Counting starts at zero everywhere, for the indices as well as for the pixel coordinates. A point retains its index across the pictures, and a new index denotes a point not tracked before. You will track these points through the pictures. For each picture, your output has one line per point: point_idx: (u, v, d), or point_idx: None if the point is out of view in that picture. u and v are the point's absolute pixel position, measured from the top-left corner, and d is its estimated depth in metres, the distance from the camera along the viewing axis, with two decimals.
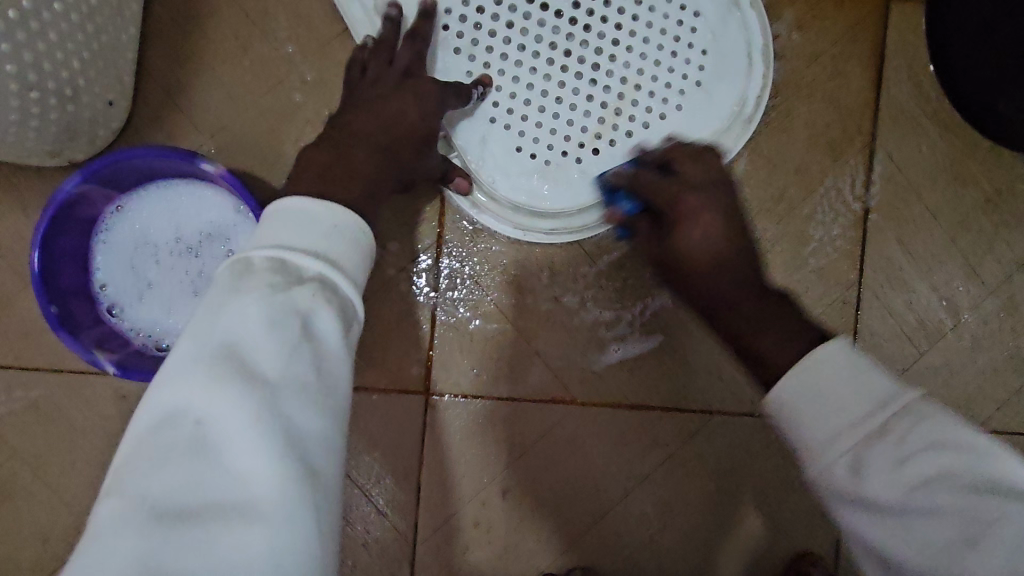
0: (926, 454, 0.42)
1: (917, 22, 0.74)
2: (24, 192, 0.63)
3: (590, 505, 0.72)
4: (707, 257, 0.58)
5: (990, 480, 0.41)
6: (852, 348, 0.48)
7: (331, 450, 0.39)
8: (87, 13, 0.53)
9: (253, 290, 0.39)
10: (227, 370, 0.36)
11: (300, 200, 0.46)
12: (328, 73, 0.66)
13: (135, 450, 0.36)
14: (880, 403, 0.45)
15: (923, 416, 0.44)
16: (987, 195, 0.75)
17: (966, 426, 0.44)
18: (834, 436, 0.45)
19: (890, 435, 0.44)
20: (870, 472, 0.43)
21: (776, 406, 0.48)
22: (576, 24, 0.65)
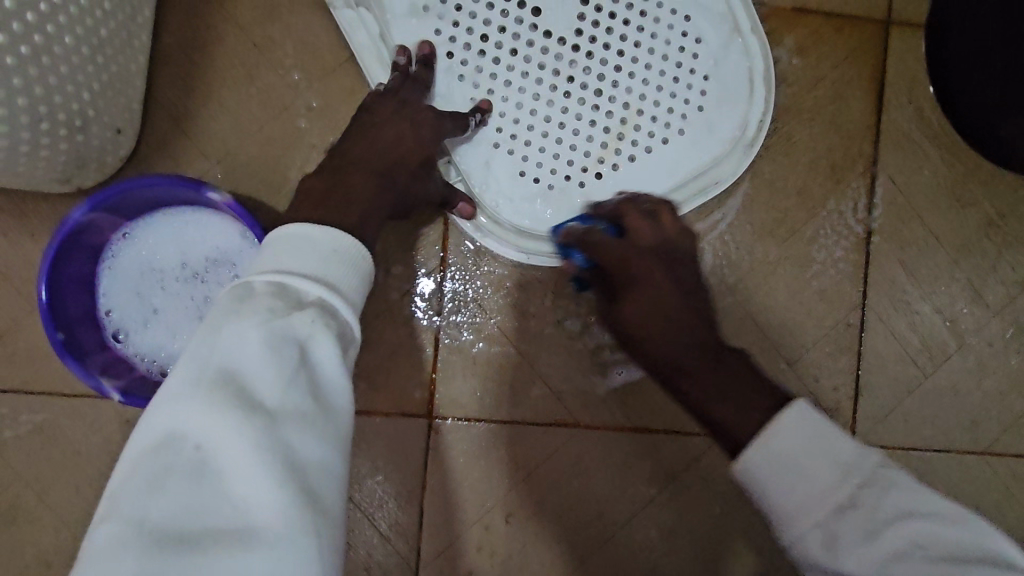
0: (897, 527, 0.42)
1: (916, 47, 0.75)
2: (34, 218, 0.64)
3: (593, 529, 0.71)
4: (658, 320, 0.59)
5: (967, 551, 0.41)
6: (812, 411, 0.48)
7: (331, 478, 0.38)
8: (97, 46, 0.54)
9: (250, 313, 0.37)
10: (225, 395, 0.35)
11: (302, 223, 0.45)
12: (333, 100, 0.67)
13: (130, 476, 0.34)
14: (850, 471, 0.45)
15: (894, 484, 0.44)
16: (990, 217, 0.75)
17: (935, 495, 0.44)
18: (807, 507, 0.45)
19: (861, 506, 0.43)
20: (845, 544, 0.43)
21: (747, 475, 0.48)
22: (579, 50, 0.66)
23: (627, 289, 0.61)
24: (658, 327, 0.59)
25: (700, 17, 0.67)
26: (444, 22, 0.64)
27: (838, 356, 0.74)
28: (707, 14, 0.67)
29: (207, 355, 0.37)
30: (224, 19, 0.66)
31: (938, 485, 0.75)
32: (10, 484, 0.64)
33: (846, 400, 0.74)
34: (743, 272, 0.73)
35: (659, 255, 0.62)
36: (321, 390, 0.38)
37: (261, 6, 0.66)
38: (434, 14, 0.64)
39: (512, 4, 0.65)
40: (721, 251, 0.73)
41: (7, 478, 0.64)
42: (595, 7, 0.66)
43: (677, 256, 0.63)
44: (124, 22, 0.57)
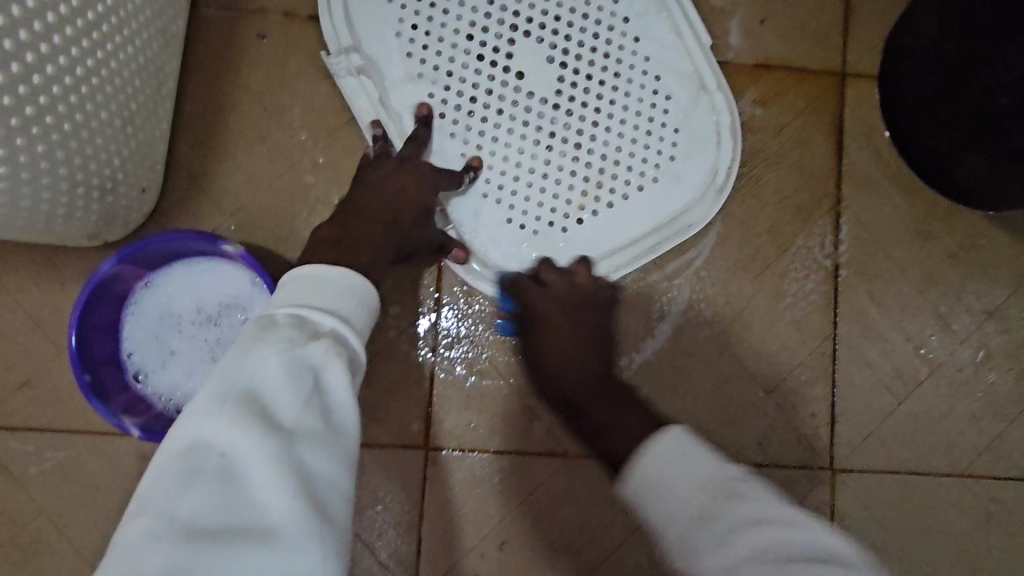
0: (747, 533, 0.46)
1: (870, 97, 0.81)
2: (64, 269, 0.70)
3: (585, 556, 0.74)
4: (561, 359, 0.67)
5: (802, 547, 0.45)
6: (683, 431, 0.54)
7: (338, 491, 0.42)
8: (127, 118, 0.61)
9: (275, 341, 0.43)
10: (248, 411, 0.40)
11: (318, 265, 0.51)
12: (336, 157, 0.74)
13: (161, 476, 0.39)
14: (710, 485, 0.50)
15: (746, 493, 0.49)
16: (952, 250, 0.80)
17: (776, 500, 0.48)
18: (673, 522, 0.50)
19: (714, 517, 0.48)
20: (704, 551, 0.47)
21: (626, 495, 0.54)
22: (559, 108, 0.72)
23: (534, 335, 0.69)
24: (558, 363, 0.67)
25: (670, 78, 0.74)
26: (436, 86, 0.71)
27: (814, 383, 0.78)
28: (676, 73, 0.74)
29: (232, 375, 0.42)
30: (238, 88, 0.73)
31: (915, 506, 0.78)
32: (32, 518, 0.68)
33: (825, 426, 0.78)
34: (719, 305, 0.78)
35: (571, 312, 0.69)
36: (332, 411, 0.43)
37: (272, 76, 0.74)
38: (427, 79, 0.71)
39: (498, 69, 0.72)
40: (697, 287, 0.78)
41: (29, 513, 0.68)
42: (573, 69, 0.73)
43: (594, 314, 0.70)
44: (151, 96, 0.64)
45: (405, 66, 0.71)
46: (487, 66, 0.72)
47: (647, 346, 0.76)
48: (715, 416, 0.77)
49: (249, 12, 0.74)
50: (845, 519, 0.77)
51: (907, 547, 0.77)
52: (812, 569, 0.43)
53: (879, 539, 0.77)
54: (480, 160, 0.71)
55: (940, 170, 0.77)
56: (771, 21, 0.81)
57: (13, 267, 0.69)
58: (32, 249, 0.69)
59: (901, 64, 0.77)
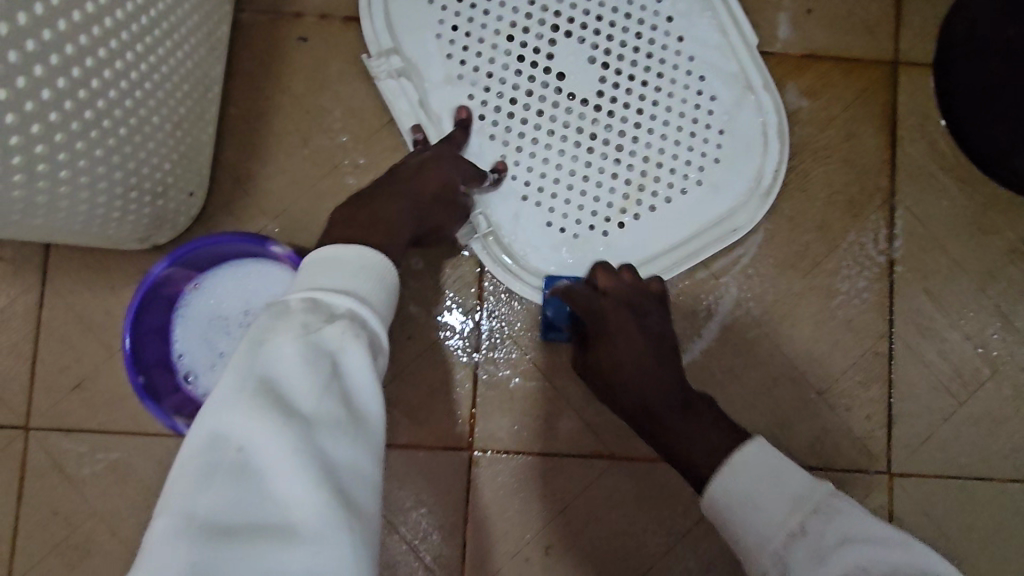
0: (847, 547, 0.46)
1: (924, 85, 0.78)
2: (114, 274, 0.71)
3: (631, 561, 0.73)
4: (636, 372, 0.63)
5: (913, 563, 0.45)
6: (772, 452, 0.55)
7: (365, 481, 0.40)
8: (176, 122, 0.62)
9: (289, 327, 0.40)
10: (264, 402, 0.37)
11: (333, 246, 0.48)
12: (377, 158, 0.73)
13: (181, 472, 0.36)
14: (801, 503, 0.51)
15: (842, 511, 0.50)
16: (1013, 244, 0.77)
17: (868, 519, 0.49)
18: (766, 537, 0.50)
19: (809, 534, 0.49)
20: (801, 561, 0.47)
21: (712, 507, 0.55)
22: (601, 109, 0.71)
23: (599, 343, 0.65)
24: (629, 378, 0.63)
25: (714, 78, 0.72)
26: (476, 88, 0.70)
27: (868, 384, 0.75)
28: (721, 74, 0.72)
29: (247, 363, 0.39)
30: (280, 91, 0.74)
31: (979, 513, 0.74)
32: (85, 518, 0.69)
33: (880, 429, 0.75)
34: (768, 304, 0.75)
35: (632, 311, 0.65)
36: (353, 398, 0.40)
37: (313, 78, 0.74)
38: (467, 81, 0.70)
39: (539, 70, 0.71)
40: (745, 285, 0.76)
41: (83, 513, 0.69)
42: (615, 70, 0.71)
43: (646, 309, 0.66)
44: (199, 100, 0.65)
45: (445, 68, 0.70)
46: (528, 67, 0.71)
47: (693, 346, 0.75)
48: (765, 419, 0.74)
49: (290, 16, 0.74)
50: (903, 526, 0.74)
51: (969, 555, 0.74)
52: None
53: (941, 547, 0.74)
54: (504, 164, 0.70)
55: (1009, 162, 0.72)
56: (818, 11, 0.78)
57: (67, 271, 0.70)
58: (84, 253, 0.70)
59: (959, 51, 0.73)
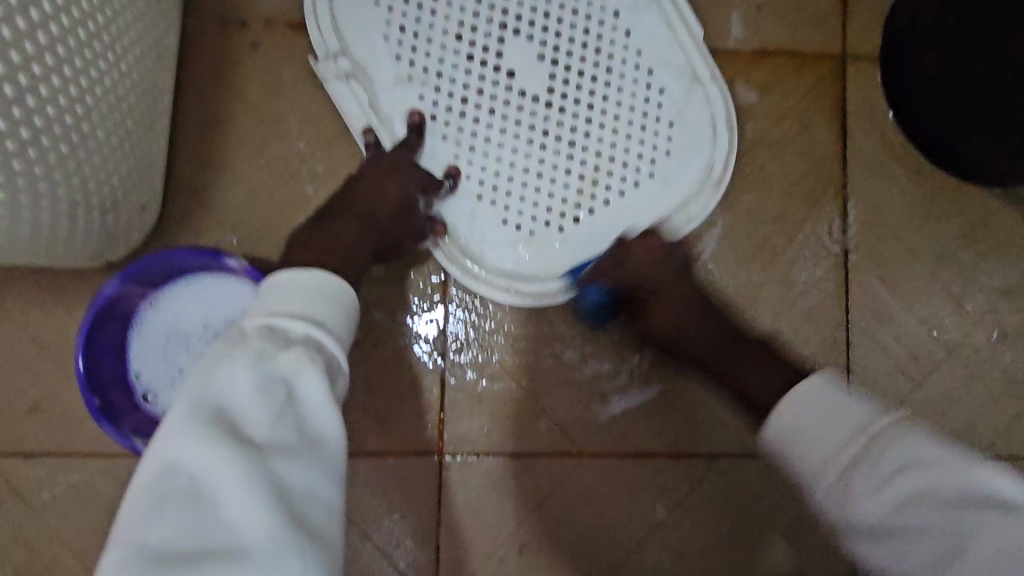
0: (903, 475, 0.47)
1: (873, 77, 0.80)
2: (69, 292, 0.69)
3: (606, 556, 0.73)
4: (709, 328, 0.69)
5: (967, 484, 0.46)
6: (833, 384, 0.54)
7: (323, 505, 0.39)
8: (124, 136, 0.60)
9: (243, 354, 0.40)
10: (216, 429, 0.37)
11: (290, 271, 0.48)
12: (335, 165, 0.73)
13: (132, 503, 0.35)
14: (858, 434, 0.50)
15: (908, 434, 0.49)
16: (961, 229, 0.79)
17: (932, 443, 0.48)
18: (822, 467, 0.51)
19: (868, 462, 0.49)
20: (860, 492, 0.49)
21: (774, 438, 0.55)
22: (551, 106, 0.72)
23: (646, 307, 0.70)
24: (681, 329, 0.69)
25: (663, 71, 0.73)
26: (426, 88, 0.70)
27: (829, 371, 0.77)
28: (670, 68, 0.73)
29: (200, 390, 0.38)
30: (234, 100, 0.73)
31: None
32: (47, 544, 0.67)
33: None
34: (730, 297, 0.77)
35: (682, 276, 0.70)
36: (308, 423, 0.40)
37: (267, 87, 0.73)
38: (417, 82, 0.70)
39: (488, 68, 0.71)
40: (706, 279, 0.77)
41: (45, 538, 0.67)
42: (564, 66, 0.72)
43: (684, 271, 0.70)
44: (147, 112, 0.64)
45: (394, 69, 0.70)
46: (477, 66, 0.71)
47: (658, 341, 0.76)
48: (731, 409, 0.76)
49: (241, 23, 0.73)
50: None
51: None
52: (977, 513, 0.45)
53: None
54: (457, 168, 0.70)
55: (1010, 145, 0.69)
56: (769, 8, 0.80)
57: (19, 292, 0.69)
58: (36, 273, 0.69)
59: (917, 49, 0.73)
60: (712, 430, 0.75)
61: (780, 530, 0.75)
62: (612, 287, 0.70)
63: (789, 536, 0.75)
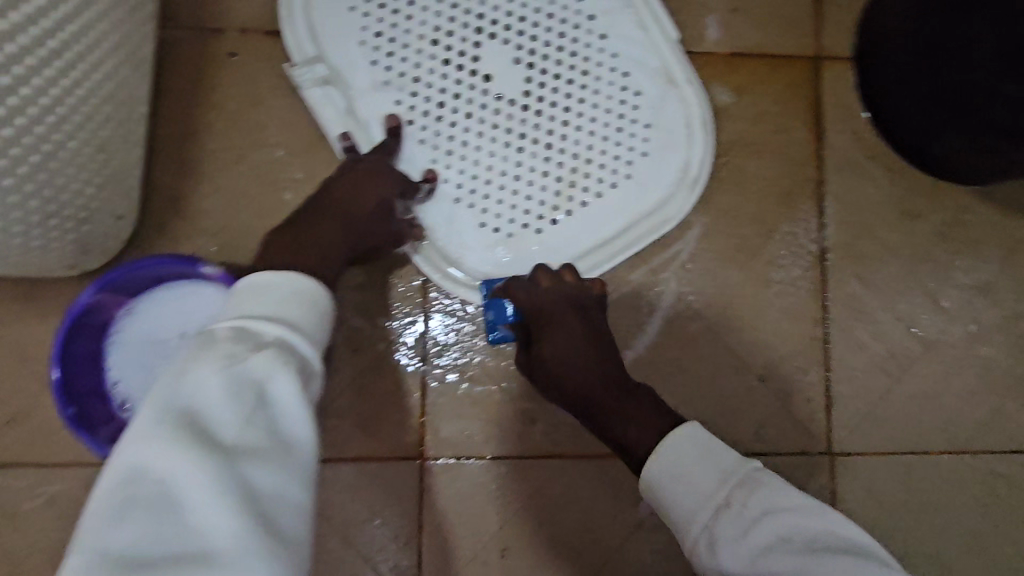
0: (764, 520, 0.50)
1: (848, 78, 0.81)
2: (47, 301, 0.69)
3: (588, 557, 0.74)
4: (574, 364, 0.65)
5: (821, 531, 0.50)
6: (701, 433, 0.58)
7: (292, 508, 0.39)
8: (99, 145, 0.61)
9: (212, 357, 0.40)
10: (184, 433, 0.37)
11: (264, 272, 0.48)
12: (313, 171, 0.73)
13: (98, 507, 0.35)
14: (725, 479, 0.54)
15: (762, 482, 0.53)
16: (937, 227, 0.80)
17: (789, 491, 0.53)
18: (694, 511, 0.53)
19: (735, 508, 0.52)
20: (727, 537, 0.51)
21: (649, 484, 0.57)
22: (528, 109, 0.72)
23: (542, 336, 0.66)
24: (569, 365, 0.65)
25: (639, 73, 0.74)
26: (404, 93, 0.71)
27: (808, 369, 0.78)
28: (646, 69, 0.74)
29: (170, 395, 0.38)
30: (212, 108, 0.73)
31: (918, 487, 0.77)
32: (26, 554, 0.67)
33: (821, 412, 0.77)
34: (708, 297, 0.77)
35: (576, 310, 0.67)
36: (279, 426, 0.40)
37: (245, 94, 0.73)
38: (394, 87, 0.71)
39: (464, 73, 0.71)
40: (685, 280, 0.77)
41: (24, 548, 0.67)
42: (541, 69, 0.72)
43: (589, 312, 0.68)
44: (123, 121, 0.64)
45: (371, 74, 0.70)
46: (454, 70, 0.71)
47: (638, 342, 0.76)
48: (711, 409, 0.76)
49: (219, 32, 0.74)
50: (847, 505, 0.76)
51: (912, 527, 0.77)
52: (833, 557, 0.48)
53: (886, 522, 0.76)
54: (435, 172, 0.71)
55: (989, 144, 0.69)
56: (744, 10, 0.81)
57: None
58: (14, 283, 0.69)
59: (893, 52, 0.74)
60: None
61: None
62: (520, 309, 0.68)
63: None
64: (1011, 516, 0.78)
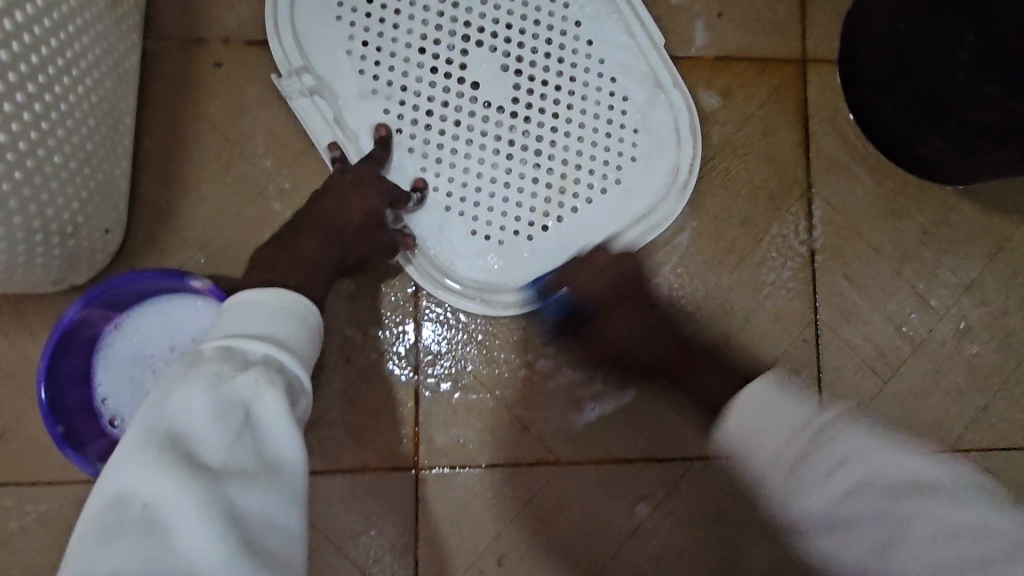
0: (846, 468, 0.46)
1: (833, 81, 0.82)
2: (32, 318, 0.68)
3: (584, 563, 0.74)
4: (633, 339, 0.70)
5: (908, 476, 0.45)
6: (774, 381, 0.54)
7: (278, 530, 0.38)
8: (83, 159, 0.60)
9: (199, 376, 0.39)
10: (170, 455, 0.36)
11: (252, 289, 0.49)
12: (302, 181, 0.73)
13: (82, 533, 0.35)
14: (802, 426, 0.49)
15: (839, 428, 0.48)
16: (923, 227, 0.81)
17: (871, 436, 0.47)
18: (772, 462, 0.49)
19: (814, 457, 0.47)
20: (810, 488, 0.46)
21: (727, 437, 0.53)
22: (517, 116, 0.72)
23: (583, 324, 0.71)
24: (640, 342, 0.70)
25: (626, 79, 0.74)
26: (391, 102, 0.70)
27: (799, 370, 0.78)
28: (633, 74, 0.74)
29: (154, 416, 0.38)
30: (198, 118, 0.72)
31: None
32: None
33: None
34: (700, 300, 0.78)
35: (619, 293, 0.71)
36: (266, 446, 0.39)
37: (231, 105, 0.73)
38: (381, 96, 0.70)
39: (452, 80, 0.71)
40: (676, 283, 0.78)
41: (13, 569, 0.66)
42: (529, 76, 0.72)
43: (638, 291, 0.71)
44: (108, 135, 0.63)
45: (358, 84, 0.70)
46: (442, 78, 0.71)
47: None
48: None
49: (203, 42, 0.73)
50: None
51: None
52: (924, 496, 0.43)
53: None
54: (424, 181, 0.71)
55: (973, 145, 0.70)
56: (729, 15, 0.81)
57: None
58: None
59: (876, 54, 0.74)
60: (687, 433, 0.76)
61: (757, 530, 0.76)
62: (569, 299, 0.71)
63: (765, 536, 0.76)
64: None
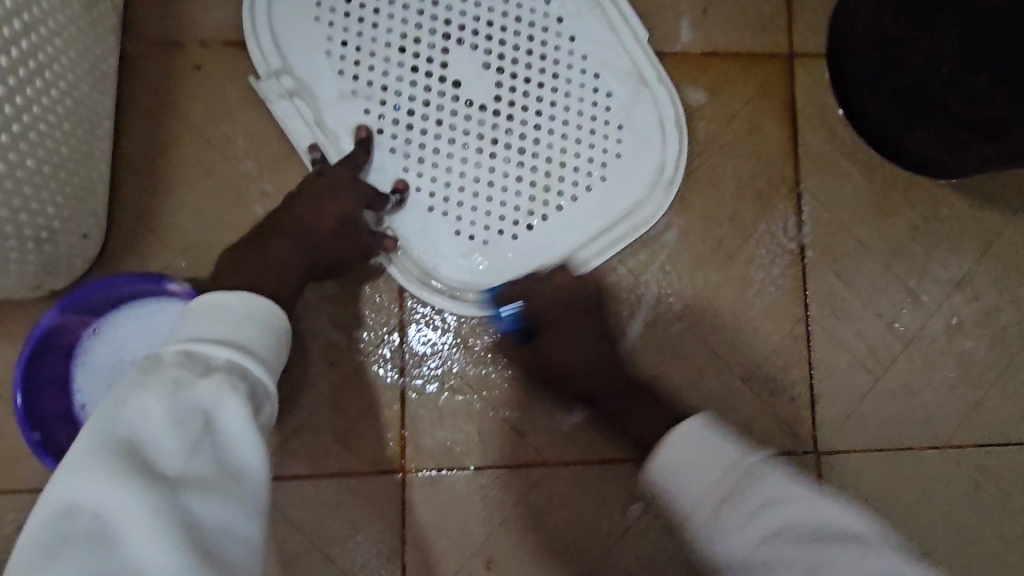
0: (766, 511, 0.48)
1: (821, 76, 0.81)
2: (11, 324, 0.68)
3: (573, 565, 0.73)
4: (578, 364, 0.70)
5: (830, 523, 0.47)
6: (706, 423, 0.56)
7: (239, 541, 0.37)
8: (59, 163, 0.59)
9: (157, 383, 0.39)
10: (123, 464, 0.35)
11: (217, 294, 0.48)
12: (284, 183, 0.72)
13: (30, 547, 0.34)
14: (729, 469, 0.52)
15: (765, 474, 0.51)
16: (913, 222, 0.80)
17: (796, 483, 0.50)
18: (698, 501, 0.51)
19: (736, 498, 0.50)
20: (730, 528, 0.48)
21: (657, 476, 0.55)
22: (500, 113, 0.71)
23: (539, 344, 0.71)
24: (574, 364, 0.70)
25: (609, 75, 0.73)
26: (372, 102, 0.70)
27: (790, 368, 0.77)
28: (615, 70, 0.73)
29: (109, 425, 0.37)
30: (178, 121, 0.72)
31: (903, 483, 0.77)
32: None
33: (805, 409, 0.77)
34: (688, 299, 0.77)
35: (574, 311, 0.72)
36: (226, 454, 0.39)
37: (211, 107, 0.72)
38: (362, 96, 0.70)
39: (433, 79, 0.71)
40: (664, 282, 0.77)
41: None
42: (510, 73, 0.72)
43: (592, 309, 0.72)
44: (85, 138, 0.63)
45: (338, 84, 0.69)
46: (422, 77, 0.70)
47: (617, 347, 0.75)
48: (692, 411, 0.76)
49: (183, 45, 0.72)
50: None
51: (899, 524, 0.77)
52: (842, 546, 0.45)
53: None
54: (405, 183, 0.70)
55: (961, 139, 0.69)
56: (715, 10, 0.81)
57: None
58: None
59: (863, 48, 0.73)
60: None
61: None
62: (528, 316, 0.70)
63: None
64: (996, 510, 0.78)
